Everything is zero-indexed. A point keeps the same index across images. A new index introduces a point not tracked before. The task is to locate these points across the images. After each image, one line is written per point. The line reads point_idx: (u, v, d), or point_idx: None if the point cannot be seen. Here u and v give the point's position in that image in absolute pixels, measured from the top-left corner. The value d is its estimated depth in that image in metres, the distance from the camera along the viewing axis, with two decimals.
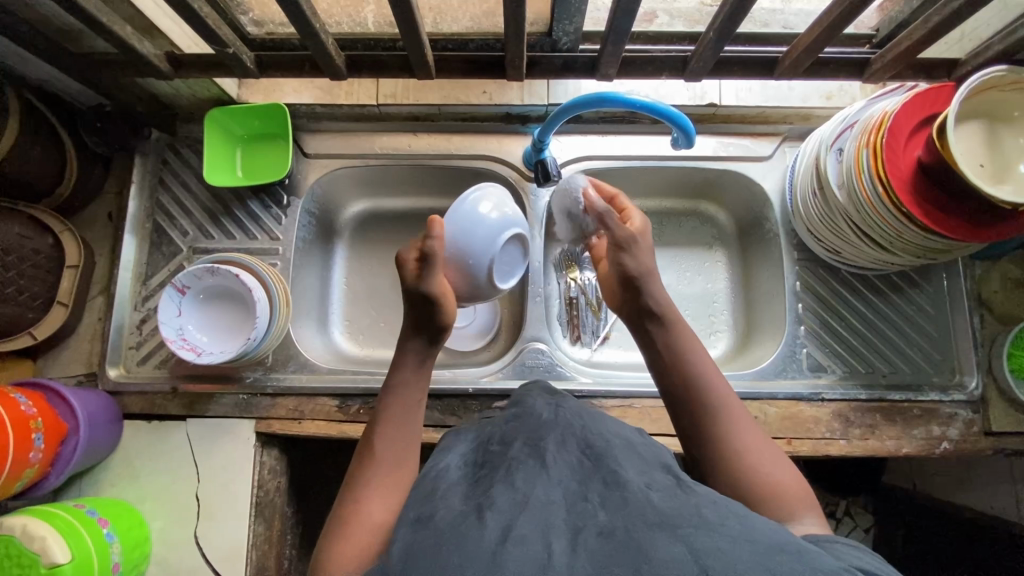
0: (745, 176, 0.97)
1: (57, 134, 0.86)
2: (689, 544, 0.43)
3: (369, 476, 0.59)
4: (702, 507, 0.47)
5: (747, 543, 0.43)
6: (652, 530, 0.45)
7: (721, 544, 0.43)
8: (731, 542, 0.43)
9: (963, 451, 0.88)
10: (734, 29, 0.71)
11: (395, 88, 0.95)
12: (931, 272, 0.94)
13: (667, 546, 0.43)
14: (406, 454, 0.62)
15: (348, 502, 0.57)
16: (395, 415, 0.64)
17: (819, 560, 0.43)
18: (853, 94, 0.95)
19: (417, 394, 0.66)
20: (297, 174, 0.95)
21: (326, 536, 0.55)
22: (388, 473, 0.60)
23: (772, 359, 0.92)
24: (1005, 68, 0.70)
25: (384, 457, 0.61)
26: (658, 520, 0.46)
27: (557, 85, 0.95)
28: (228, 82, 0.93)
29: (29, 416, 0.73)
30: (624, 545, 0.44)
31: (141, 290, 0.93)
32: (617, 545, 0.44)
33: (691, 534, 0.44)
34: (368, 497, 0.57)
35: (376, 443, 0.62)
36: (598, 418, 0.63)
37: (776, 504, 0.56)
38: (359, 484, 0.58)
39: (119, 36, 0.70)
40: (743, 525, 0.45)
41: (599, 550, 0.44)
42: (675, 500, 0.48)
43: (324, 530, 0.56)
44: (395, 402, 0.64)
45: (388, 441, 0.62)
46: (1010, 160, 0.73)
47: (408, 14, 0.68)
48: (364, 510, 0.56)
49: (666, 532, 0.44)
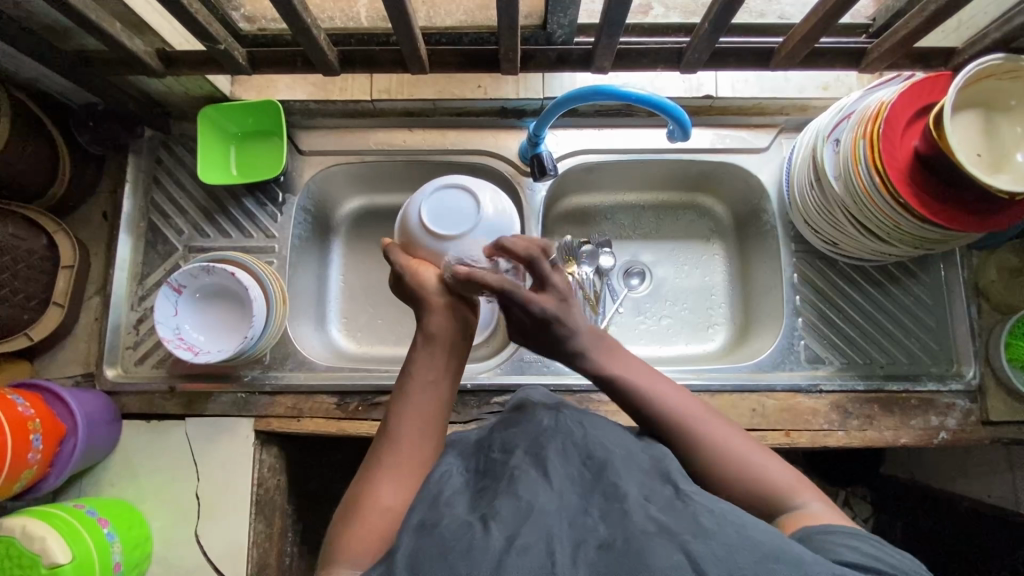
0: (741, 168, 0.97)
1: (48, 134, 0.85)
2: (687, 551, 0.43)
3: (380, 462, 0.58)
4: (699, 517, 0.47)
5: (744, 548, 0.43)
6: (652, 538, 0.45)
7: (718, 551, 0.43)
8: (728, 552, 0.43)
9: (961, 441, 0.88)
10: (730, 20, 0.70)
11: (389, 83, 0.93)
12: (928, 262, 0.94)
13: (667, 555, 0.43)
14: (423, 438, 0.61)
15: (362, 486, 0.57)
16: (412, 399, 0.62)
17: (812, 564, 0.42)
18: (850, 85, 0.94)
19: (430, 375, 0.64)
20: (292, 171, 0.95)
21: (338, 521, 0.55)
22: (400, 460, 0.58)
23: (770, 352, 0.92)
24: (1003, 56, 0.70)
25: (398, 445, 0.59)
26: (657, 530, 0.46)
27: (552, 79, 0.93)
28: (221, 79, 0.92)
29: (26, 417, 0.73)
30: (626, 555, 0.44)
31: (137, 289, 0.93)
32: (618, 557, 0.44)
33: (689, 542, 0.44)
34: (377, 484, 0.56)
35: (389, 430, 0.61)
36: (599, 423, 0.62)
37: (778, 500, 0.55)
38: (374, 468, 0.58)
39: (109, 33, 0.69)
40: (740, 530, 0.45)
41: (600, 564, 0.44)
42: (672, 512, 0.48)
43: (334, 515, 0.56)
44: (409, 387, 0.63)
45: (403, 427, 0.61)
46: (1006, 148, 0.73)
47: (400, 8, 0.67)
48: (375, 497, 0.55)
49: (665, 539, 0.45)
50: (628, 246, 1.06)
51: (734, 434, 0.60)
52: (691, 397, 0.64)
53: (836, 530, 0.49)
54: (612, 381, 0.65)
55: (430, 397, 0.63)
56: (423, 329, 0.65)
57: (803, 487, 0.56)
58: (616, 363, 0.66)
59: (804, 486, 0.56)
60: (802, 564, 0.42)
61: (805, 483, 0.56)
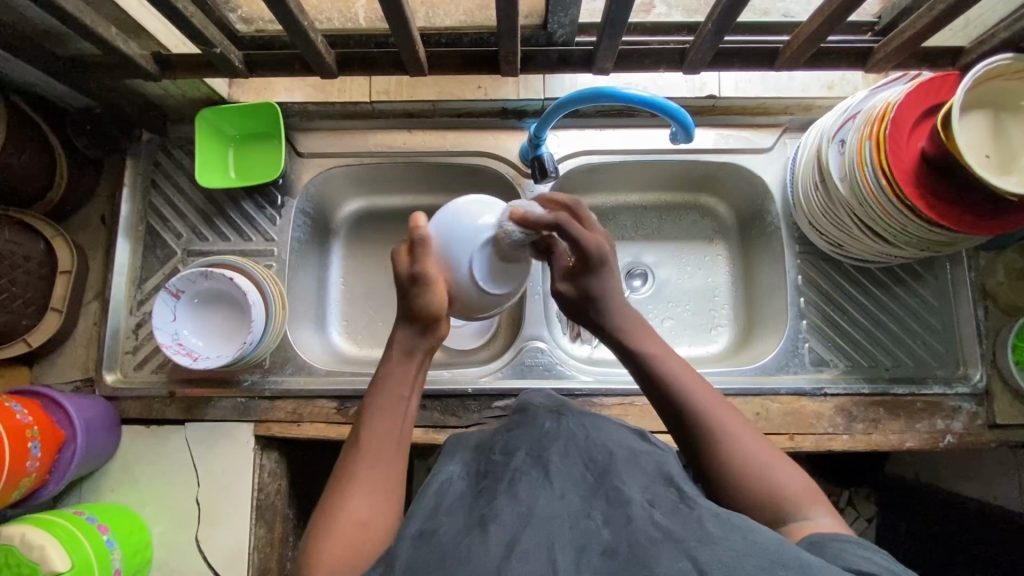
0: (746, 169, 0.95)
1: (44, 138, 0.85)
2: (693, 558, 0.42)
3: (354, 474, 0.58)
4: (704, 522, 0.46)
5: (751, 555, 0.42)
6: (656, 546, 0.44)
7: (724, 558, 0.42)
8: (734, 558, 0.42)
9: (967, 444, 0.87)
10: (734, 20, 0.69)
11: (388, 84, 0.92)
12: (935, 263, 0.92)
13: (672, 563, 0.42)
14: (394, 452, 0.60)
15: (334, 498, 0.56)
16: (383, 412, 0.62)
17: (823, 569, 0.41)
18: (856, 84, 0.93)
19: (403, 390, 0.64)
20: (291, 174, 0.94)
21: (310, 534, 0.54)
22: (375, 473, 0.58)
23: (774, 355, 0.91)
24: (1011, 56, 0.68)
25: (370, 456, 0.59)
26: (662, 536, 0.45)
27: (553, 79, 0.93)
28: (218, 81, 0.91)
29: (24, 424, 0.72)
30: (628, 562, 0.43)
31: (136, 294, 0.92)
32: (621, 564, 0.43)
33: (694, 548, 0.43)
34: (350, 496, 0.56)
35: (360, 441, 0.60)
36: (602, 427, 0.61)
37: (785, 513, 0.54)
38: (346, 479, 0.57)
39: (103, 37, 0.69)
40: (746, 536, 0.44)
41: (603, 569, 0.43)
42: (677, 517, 0.47)
43: (309, 526, 0.55)
44: (381, 399, 0.63)
45: (375, 440, 0.60)
46: (1015, 149, 0.71)
47: (398, 11, 0.66)
48: (348, 510, 0.54)
49: (669, 545, 0.44)
50: (631, 247, 1.05)
51: (757, 438, 0.58)
52: (717, 391, 0.62)
53: (848, 539, 0.49)
54: (643, 366, 0.64)
55: (402, 410, 0.63)
56: (400, 344, 0.65)
57: (818, 501, 0.54)
58: (650, 342, 0.66)
59: (816, 499, 0.54)
60: (808, 567, 0.41)
61: (817, 495, 0.55)
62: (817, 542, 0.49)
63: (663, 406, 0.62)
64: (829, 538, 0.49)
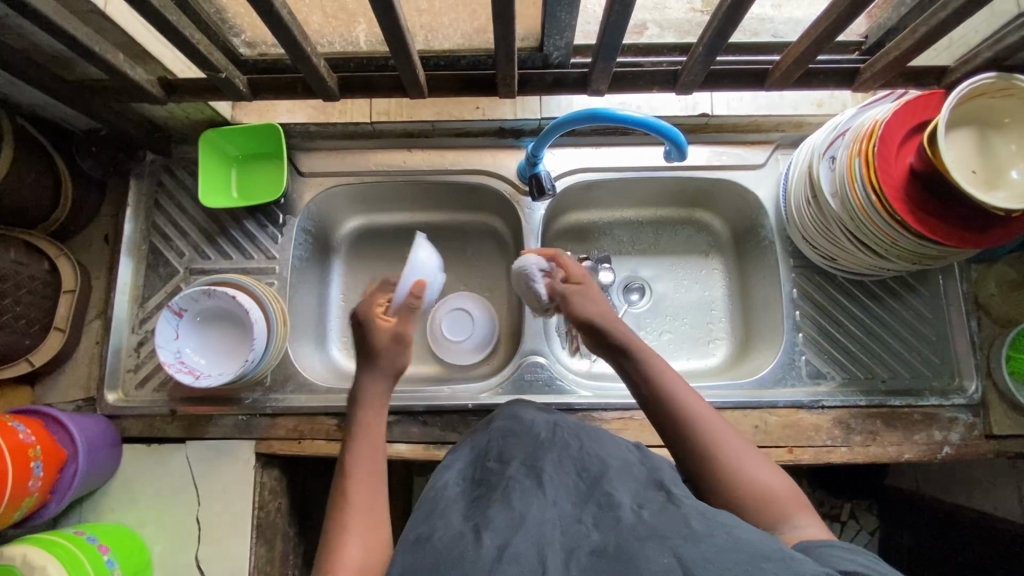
0: (738, 185, 0.97)
1: (50, 161, 0.86)
2: (678, 554, 0.43)
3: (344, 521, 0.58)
4: (690, 519, 0.47)
5: (733, 550, 0.43)
6: (643, 543, 0.45)
7: (708, 553, 0.43)
8: (718, 552, 0.43)
9: (964, 455, 0.88)
10: (723, 44, 0.71)
11: (388, 105, 0.95)
12: (928, 275, 0.94)
13: (658, 558, 0.43)
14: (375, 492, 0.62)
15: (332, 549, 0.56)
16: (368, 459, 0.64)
17: (805, 566, 0.42)
18: (844, 101, 0.95)
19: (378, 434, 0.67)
20: (293, 193, 0.96)
21: None
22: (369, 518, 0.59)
23: (771, 368, 0.92)
24: (995, 75, 0.70)
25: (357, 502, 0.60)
26: (649, 534, 0.46)
27: (550, 100, 0.95)
28: (222, 103, 0.93)
29: (26, 443, 0.72)
30: (617, 559, 0.44)
31: (139, 312, 0.93)
32: (609, 561, 0.44)
33: (680, 545, 0.44)
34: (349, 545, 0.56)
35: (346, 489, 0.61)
36: (597, 439, 0.62)
37: (774, 511, 0.56)
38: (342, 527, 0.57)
39: (110, 63, 0.70)
40: (730, 532, 0.45)
41: (591, 570, 0.44)
42: (664, 515, 0.48)
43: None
44: (361, 444, 0.65)
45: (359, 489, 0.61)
46: (1000, 164, 0.73)
47: (397, 36, 0.68)
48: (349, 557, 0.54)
49: (655, 543, 0.44)
50: (628, 262, 1.06)
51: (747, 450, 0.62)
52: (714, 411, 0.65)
53: (838, 545, 0.50)
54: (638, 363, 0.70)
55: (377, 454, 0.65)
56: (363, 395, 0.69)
57: (799, 507, 0.57)
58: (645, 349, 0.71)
59: (801, 505, 0.57)
60: (791, 562, 0.42)
61: (805, 507, 0.57)
62: (804, 549, 0.51)
63: (654, 402, 0.66)
64: (818, 544, 0.50)
